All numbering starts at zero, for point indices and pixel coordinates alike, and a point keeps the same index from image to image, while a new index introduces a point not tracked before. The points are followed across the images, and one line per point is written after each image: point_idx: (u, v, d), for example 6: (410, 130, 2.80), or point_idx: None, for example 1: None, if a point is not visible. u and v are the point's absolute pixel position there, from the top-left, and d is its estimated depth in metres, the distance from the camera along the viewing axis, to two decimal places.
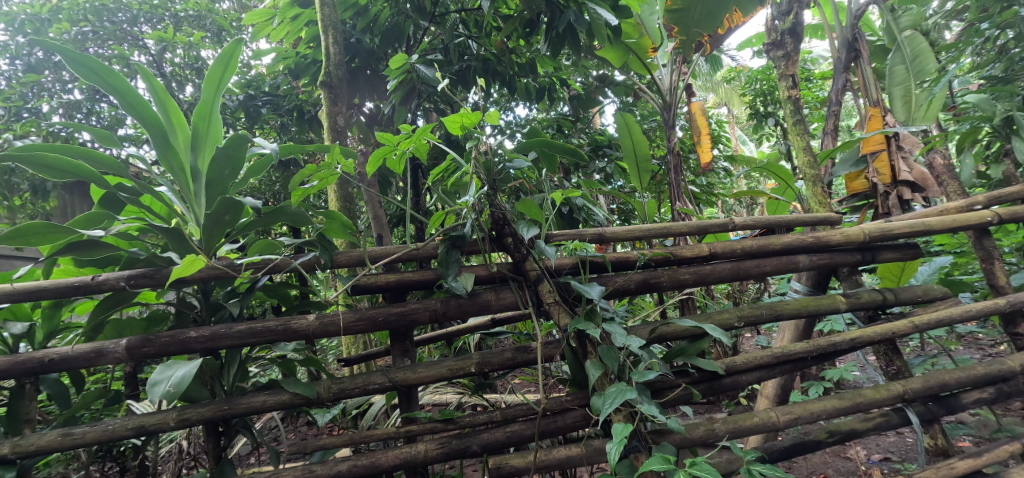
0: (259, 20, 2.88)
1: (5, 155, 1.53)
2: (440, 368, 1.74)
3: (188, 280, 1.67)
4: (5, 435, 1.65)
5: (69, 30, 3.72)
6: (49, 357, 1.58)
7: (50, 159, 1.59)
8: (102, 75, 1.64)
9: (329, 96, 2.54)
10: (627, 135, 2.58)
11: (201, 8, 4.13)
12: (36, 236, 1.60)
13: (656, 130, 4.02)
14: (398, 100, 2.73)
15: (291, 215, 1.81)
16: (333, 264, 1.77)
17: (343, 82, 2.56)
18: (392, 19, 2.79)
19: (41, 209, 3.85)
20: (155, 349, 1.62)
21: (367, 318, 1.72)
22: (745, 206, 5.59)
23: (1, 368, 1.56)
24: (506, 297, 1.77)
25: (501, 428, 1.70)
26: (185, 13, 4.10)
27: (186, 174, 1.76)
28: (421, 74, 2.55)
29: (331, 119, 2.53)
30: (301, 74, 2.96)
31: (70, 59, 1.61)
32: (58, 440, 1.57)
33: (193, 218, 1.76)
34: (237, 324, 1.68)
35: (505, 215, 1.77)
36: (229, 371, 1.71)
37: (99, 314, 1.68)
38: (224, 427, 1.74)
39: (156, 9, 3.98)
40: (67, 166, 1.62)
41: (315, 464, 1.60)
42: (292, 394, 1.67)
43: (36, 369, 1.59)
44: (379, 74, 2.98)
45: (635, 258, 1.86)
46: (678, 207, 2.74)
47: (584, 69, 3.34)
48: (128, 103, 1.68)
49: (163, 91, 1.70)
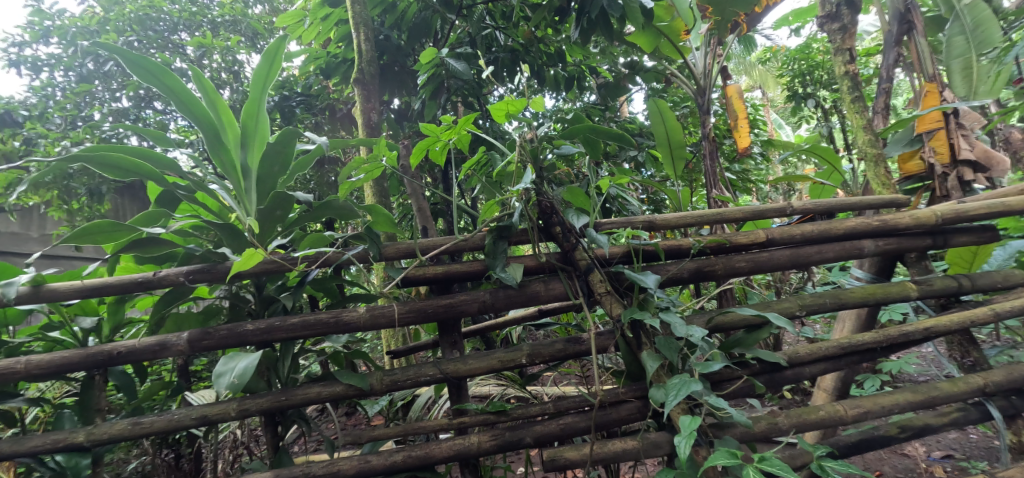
0: (290, 22, 2.93)
1: (74, 155, 1.60)
2: (490, 360, 1.72)
3: (244, 274, 1.72)
4: (78, 424, 1.75)
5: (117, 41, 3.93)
6: (117, 350, 1.67)
7: (114, 159, 1.66)
8: (156, 74, 1.69)
9: (362, 93, 2.56)
10: (659, 122, 2.48)
11: (237, 14, 4.36)
12: (102, 234, 1.67)
13: (689, 116, 3.91)
14: (428, 94, 2.72)
15: (338, 209, 1.86)
16: (382, 258, 1.79)
17: (376, 79, 2.59)
18: (419, 15, 2.83)
19: (98, 213, 4.05)
20: (214, 342, 1.67)
21: (416, 310, 1.72)
22: (780, 192, 5.39)
23: (75, 360, 1.66)
24: (555, 288, 1.72)
25: (554, 420, 1.67)
26: (222, 19, 4.34)
27: (237, 171, 1.80)
28: (451, 67, 2.56)
29: (365, 116, 2.54)
30: (332, 73, 3.00)
31: (125, 60, 1.66)
32: (128, 429, 1.65)
33: (244, 213, 1.78)
34: (291, 317, 1.71)
35: (553, 203, 1.71)
36: (284, 363, 1.75)
37: (160, 309, 1.76)
38: (280, 418, 1.79)
39: (195, 16, 4.20)
40: (130, 166, 1.68)
41: (370, 455, 1.64)
42: (345, 386, 1.70)
43: (104, 361, 1.68)
44: (407, 69, 2.99)
45: (689, 245, 1.78)
46: (715, 195, 2.64)
47: (612, 57, 3.28)
48: (182, 103, 1.73)
49: (214, 90, 1.76)
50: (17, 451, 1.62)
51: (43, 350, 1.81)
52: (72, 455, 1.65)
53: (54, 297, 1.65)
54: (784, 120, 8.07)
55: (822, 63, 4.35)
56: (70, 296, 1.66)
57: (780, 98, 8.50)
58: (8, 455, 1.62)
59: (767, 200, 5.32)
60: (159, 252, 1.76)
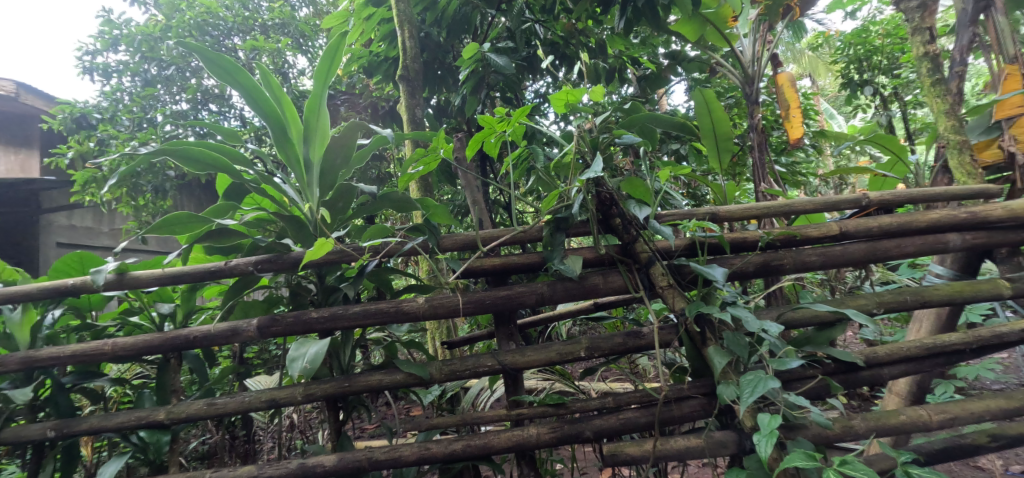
0: (335, 22, 3.01)
1: (157, 150, 1.70)
2: (549, 352, 1.72)
3: (312, 264, 1.78)
4: (156, 403, 1.87)
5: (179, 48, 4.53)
6: (194, 335, 1.76)
7: (192, 152, 1.75)
8: (231, 72, 1.76)
9: (407, 89, 2.61)
10: (704, 112, 2.17)
11: (285, 17, 4.91)
12: (181, 225, 1.78)
13: (735, 106, 3.74)
14: (469, 90, 2.73)
15: (395, 201, 1.92)
16: (440, 249, 1.81)
17: (419, 75, 2.64)
18: (458, 11, 2.84)
19: (161, 209, 4.52)
20: (282, 328, 1.74)
21: (475, 301, 1.74)
22: (832, 186, 5.12)
23: (156, 343, 1.77)
24: (614, 281, 1.69)
25: (614, 415, 1.65)
26: (272, 22, 4.87)
27: (300, 165, 1.85)
28: (493, 62, 2.57)
29: (409, 112, 2.58)
30: (374, 71, 3.07)
31: (203, 58, 1.73)
32: (204, 409, 1.75)
33: (306, 207, 1.84)
34: (353, 306, 1.76)
35: (612, 194, 1.70)
36: (345, 351, 1.81)
37: (230, 296, 1.85)
38: (342, 403, 1.85)
39: (247, 20, 4.79)
40: (207, 159, 1.77)
41: (430, 443, 1.70)
42: (406, 374, 1.74)
43: (182, 345, 1.78)
44: (447, 66, 2.99)
45: (757, 238, 1.73)
46: (763, 188, 2.51)
47: (653, 48, 3.18)
48: (251, 100, 1.81)
49: (280, 87, 1.83)
50: (105, 426, 1.76)
51: (125, 333, 1.96)
52: (151, 432, 1.77)
53: (137, 284, 1.77)
54: (836, 109, 7.65)
55: (880, 47, 4.05)
56: (150, 284, 1.75)
57: (834, 84, 8.03)
58: (96, 429, 1.76)
59: (819, 194, 5.06)
60: (230, 243, 1.85)
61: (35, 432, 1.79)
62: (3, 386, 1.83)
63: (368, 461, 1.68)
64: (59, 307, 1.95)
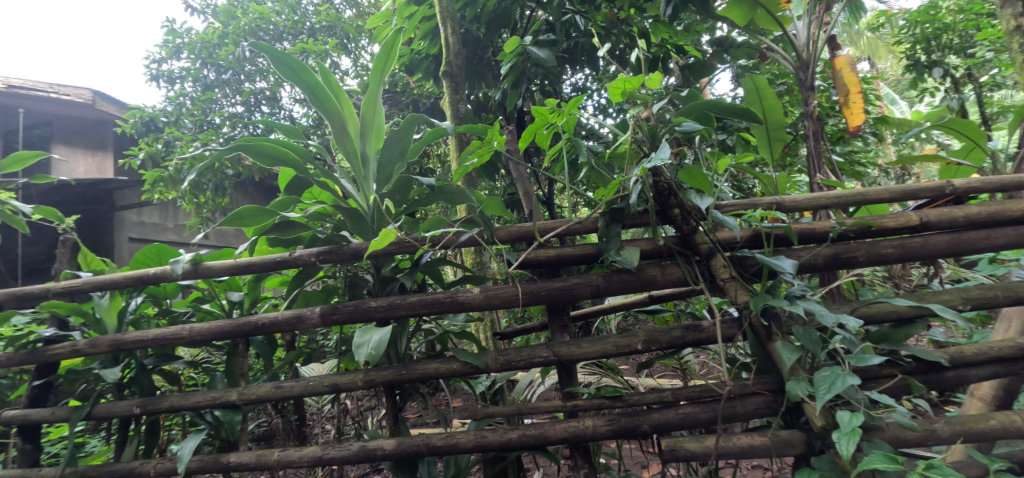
0: (377, 22, 3.08)
1: (233, 145, 1.80)
2: (605, 345, 1.69)
3: (370, 255, 1.83)
4: (227, 386, 1.98)
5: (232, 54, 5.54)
6: (262, 321, 1.84)
7: (263, 147, 1.84)
8: (297, 71, 1.84)
9: (450, 85, 2.68)
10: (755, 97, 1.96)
11: (331, 20, 5.91)
12: (250, 217, 1.82)
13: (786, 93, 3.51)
14: (509, 84, 2.72)
15: (450, 194, 1.94)
16: (494, 241, 1.81)
17: (462, 70, 2.69)
18: (498, 6, 2.84)
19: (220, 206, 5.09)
20: (343, 316, 1.79)
21: (529, 293, 1.73)
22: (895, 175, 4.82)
23: (228, 329, 1.87)
24: (672, 273, 1.65)
25: (673, 409, 1.61)
26: (319, 25, 5.94)
27: (357, 158, 1.94)
28: (534, 55, 2.56)
29: (453, 107, 2.67)
30: (415, 69, 3.13)
31: (271, 57, 1.82)
32: (273, 391, 1.85)
33: (362, 198, 1.92)
34: (410, 296, 1.79)
35: (670, 184, 1.63)
36: (402, 340, 1.85)
37: (293, 286, 1.92)
38: (399, 389, 1.89)
39: (296, 25, 5.84)
40: (276, 154, 1.86)
41: (486, 431, 1.73)
42: (462, 363, 1.76)
43: (250, 331, 1.87)
44: (486, 60, 3.05)
45: (829, 229, 1.64)
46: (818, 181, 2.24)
47: (697, 35, 3.07)
48: (315, 98, 1.90)
49: (340, 85, 1.92)
50: (184, 405, 1.90)
51: (198, 319, 2.07)
52: (225, 411, 1.90)
53: (210, 273, 1.87)
54: (900, 93, 7.18)
55: (951, 24, 3.75)
56: (221, 273, 1.87)
57: (898, 66, 7.53)
58: (176, 407, 1.90)
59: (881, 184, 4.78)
60: (294, 234, 1.92)
61: (124, 408, 1.95)
62: (95, 366, 2.00)
63: (426, 446, 1.74)
64: (140, 294, 2.08)
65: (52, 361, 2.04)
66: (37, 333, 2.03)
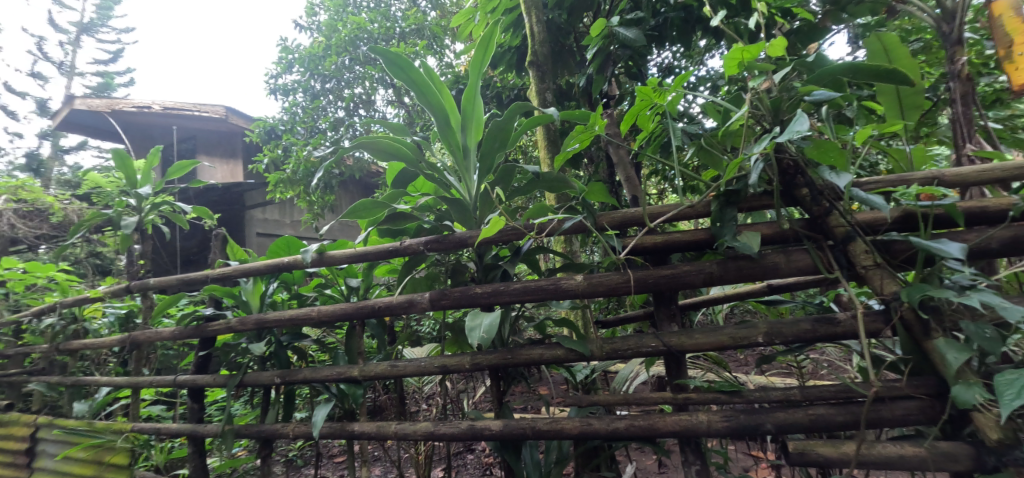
0: (461, 20, 3.13)
1: (354, 144, 1.90)
2: (720, 336, 1.57)
3: (472, 243, 1.84)
4: (348, 363, 2.17)
5: (337, 62, 6.33)
6: (379, 304, 1.94)
7: (378, 144, 1.92)
8: (406, 70, 1.90)
9: (536, 75, 2.68)
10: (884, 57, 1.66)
11: (419, 23, 6.08)
12: (365, 210, 1.92)
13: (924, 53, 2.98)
14: (595, 69, 2.64)
15: (550, 182, 1.91)
16: (600, 227, 1.76)
17: (547, 59, 2.67)
18: None
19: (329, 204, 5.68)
20: (450, 301, 1.83)
21: (636, 280, 1.65)
22: None
23: (349, 311, 2.00)
24: (799, 260, 1.49)
25: (802, 409, 1.47)
26: (409, 29, 6.19)
27: (459, 151, 1.98)
28: (622, 36, 2.43)
29: (539, 96, 2.65)
30: (499, 62, 3.15)
31: (385, 59, 1.90)
32: (390, 369, 1.98)
33: (465, 189, 1.96)
34: (514, 282, 1.79)
35: (795, 161, 1.47)
36: (505, 326, 1.88)
37: (404, 273, 1.99)
38: (503, 373, 1.92)
39: (389, 31, 6.16)
40: (392, 150, 1.94)
41: (592, 418, 1.72)
42: (566, 350, 1.75)
43: (368, 314, 1.98)
44: (568, 47, 2.99)
45: (1010, 206, 1.40)
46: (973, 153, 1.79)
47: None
48: (421, 94, 1.95)
49: (443, 81, 1.96)
50: (315, 377, 2.12)
51: (322, 303, 2.27)
52: (350, 385, 2.10)
53: (334, 261, 2.02)
54: None
55: None
56: (341, 261, 2.01)
57: None
58: (308, 379, 2.13)
59: None
60: (406, 225, 1.97)
61: (268, 377, 2.24)
62: (244, 341, 2.33)
63: (531, 430, 1.77)
64: (275, 279, 2.35)
65: (212, 335, 2.41)
66: (200, 311, 2.41)
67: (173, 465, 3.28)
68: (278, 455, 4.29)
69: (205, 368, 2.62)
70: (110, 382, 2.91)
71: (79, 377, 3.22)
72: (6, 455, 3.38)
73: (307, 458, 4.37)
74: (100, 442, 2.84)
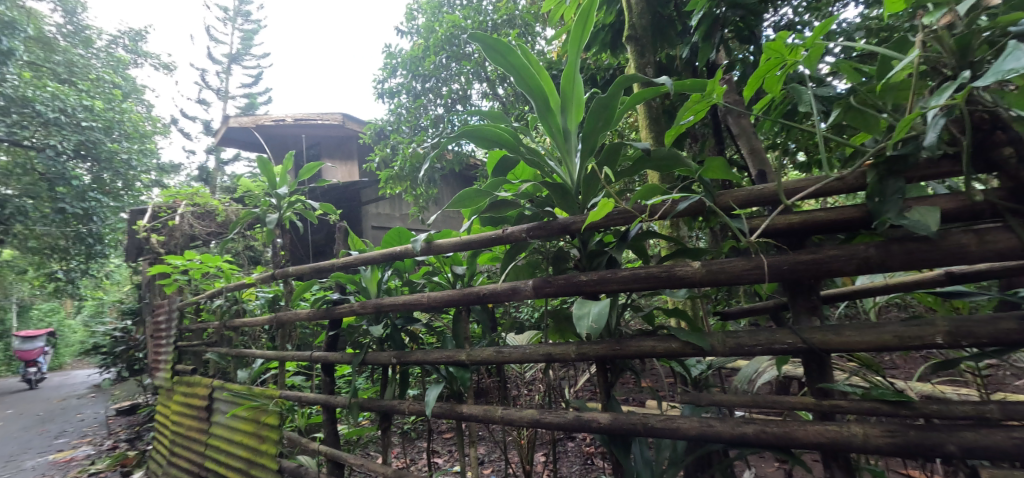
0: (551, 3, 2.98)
1: (455, 134, 1.84)
2: (882, 335, 1.31)
3: (575, 230, 1.70)
4: (456, 347, 2.14)
5: (436, 62, 6.46)
6: (483, 291, 1.87)
7: (479, 132, 1.85)
8: (505, 54, 1.79)
9: (636, 49, 2.57)
10: None
11: (511, 12, 5.98)
12: (468, 199, 1.86)
13: None
14: (700, 37, 2.36)
15: (660, 160, 1.72)
16: (724, 207, 1.54)
17: (647, 32, 2.56)
18: None
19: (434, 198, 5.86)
20: (554, 289, 1.71)
21: (769, 267, 1.42)
22: None
23: (456, 298, 1.96)
24: (999, 241, 1.20)
25: (1000, 430, 1.18)
26: (501, 20, 6.03)
27: (560, 135, 1.85)
28: None
29: (641, 71, 2.56)
30: (593, 43, 2.97)
31: (483, 45, 1.81)
32: (495, 355, 1.92)
33: (567, 174, 1.83)
34: (622, 269, 1.63)
35: (996, 113, 1.16)
36: (612, 315, 1.72)
37: (506, 261, 1.91)
38: (610, 364, 1.77)
39: (481, 23, 6.10)
40: (497, 138, 1.86)
41: (714, 419, 1.53)
42: (682, 344, 1.57)
43: (474, 301, 1.92)
44: (669, 17, 2.73)
45: None
46: None
47: None
48: (520, 78, 1.84)
49: (540, 62, 1.85)
50: (426, 359, 2.14)
51: (431, 290, 2.28)
52: (457, 368, 2.06)
53: (441, 250, 1.98)
54: None
55: None
56: (448, 249, 1.96)
57: None
58: (420, 361, 2.16)
59: None
60: (508, 213, 1.91)
61: (386, 357, 2.31)
62: (365, 323, 2.44)
63: (643, 426, 1.61)
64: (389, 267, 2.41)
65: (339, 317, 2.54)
66: (329, 295, 2.56)
67: (312, 430, 3.59)
68: (395, 427, 4.59)
69: (334, 346, 2.74)
70: (263, 355, 3.18)
71: (239, 350, 3.64)
72: (192, 411, 3.97)
73: (420, 433, 4.64)
74: (257, 405, 3.07)
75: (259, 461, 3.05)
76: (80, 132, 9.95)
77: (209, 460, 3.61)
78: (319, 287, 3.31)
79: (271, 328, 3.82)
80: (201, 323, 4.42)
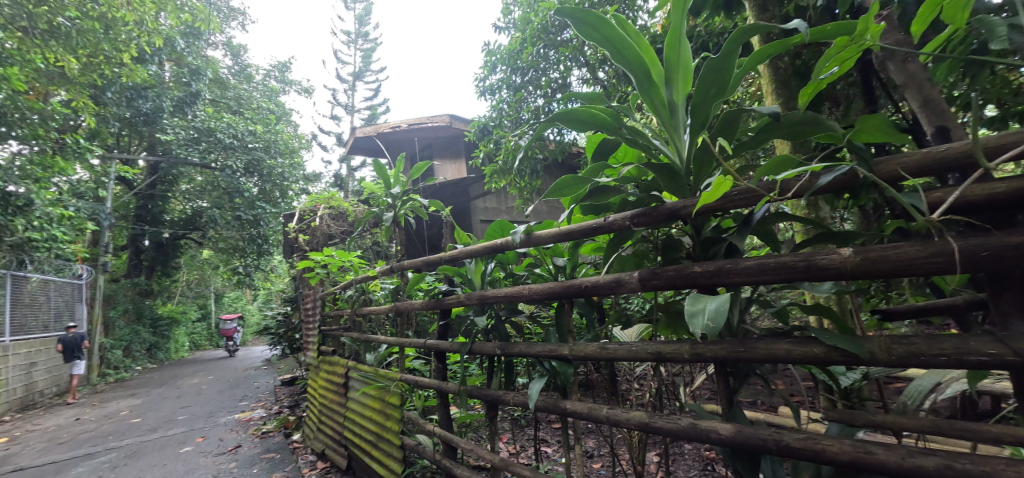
0: None
1: (549, 119, 1.65)
2: None
3: (684, 214, 1.43)
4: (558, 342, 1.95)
5: (533, 53, 6.27)
6: (584, 283, 1.67)
7: (573, 116, 1.64)
8: (597, 27, 1.55)
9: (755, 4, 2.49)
10: None
11: None
12: (566, 187, 1.66)
13: None
14: None
15: (792, 126, 1.39)
16: (891, 178, 1.20)
17: None
18: None
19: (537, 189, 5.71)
20: (663, 282, 1.46)
21: (961, 254, 1.06)
22: None
23: (557, 291, 1.77)
24: None
25: None
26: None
27: (666, 110, 1.58)
28: None
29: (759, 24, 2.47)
30: (702, 6, 2.61)
31: (574, 20, 1.57)
32: (599, 351, 1.71)
33: (675, 154, 1.56)
34: (745, 258, 1.33)
35: None
36: (734, 313, 1.43)
37: (609, 252, 1.67)
38: (732, 367, 1.49)
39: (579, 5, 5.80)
40: (592, 121, 1.63)
41: (874, 444, 1.21)
42: (828, 349, 1.25)
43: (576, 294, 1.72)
44: None
45: None
46: None
47: None
48: (615, 51, 1.58)
49: (637, 31, 1.59)
50: (529, 351, 1.98)
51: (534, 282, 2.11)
52: (559, 362, 1.89)
53: (541, 242, 1.80)
54: None
55: None
56: (547, 241, 1.77)
57: None
58: (523, 353, 2.00)
59: None
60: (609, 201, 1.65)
61: (491, 348, 2.18)
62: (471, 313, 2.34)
63: (775, 443, 1.30)
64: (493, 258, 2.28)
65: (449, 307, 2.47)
66: (439, 286, 2.51)
67: (430, 413, 3.62)
68: (506, 413, 4.55)
69: (446, 334, 2.68)
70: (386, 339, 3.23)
71: (366, 335, 3.77)
72: (331, 388, 4.24)
73: (532, 421, 4.57)
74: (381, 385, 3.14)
75: (387, 438, 3.10)
76: (249, 153, 11.66)
77: (347, 431, 3.77)
78: (429, 280, 3.28)
79: (391, 318, 3.91)
80: (337, 310, 4.71)
